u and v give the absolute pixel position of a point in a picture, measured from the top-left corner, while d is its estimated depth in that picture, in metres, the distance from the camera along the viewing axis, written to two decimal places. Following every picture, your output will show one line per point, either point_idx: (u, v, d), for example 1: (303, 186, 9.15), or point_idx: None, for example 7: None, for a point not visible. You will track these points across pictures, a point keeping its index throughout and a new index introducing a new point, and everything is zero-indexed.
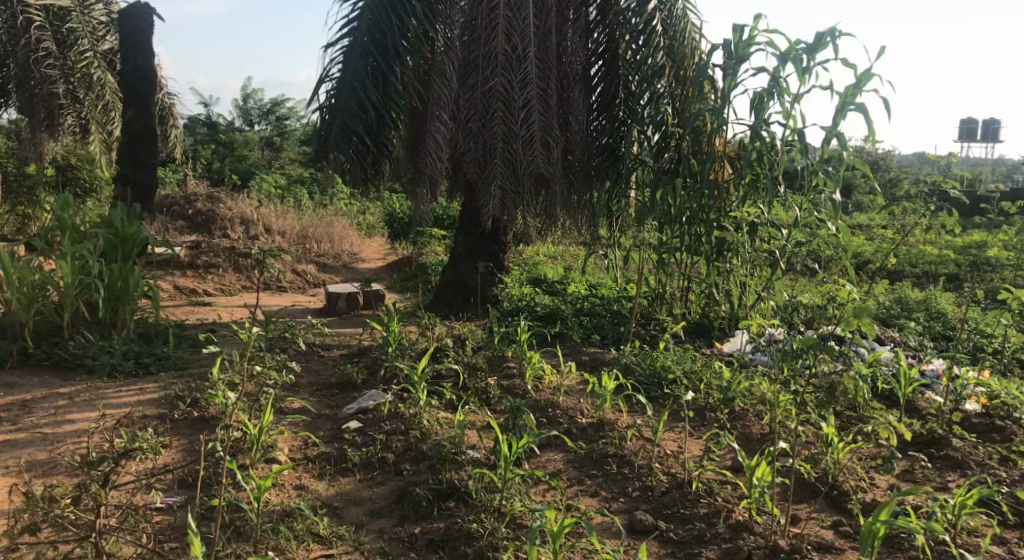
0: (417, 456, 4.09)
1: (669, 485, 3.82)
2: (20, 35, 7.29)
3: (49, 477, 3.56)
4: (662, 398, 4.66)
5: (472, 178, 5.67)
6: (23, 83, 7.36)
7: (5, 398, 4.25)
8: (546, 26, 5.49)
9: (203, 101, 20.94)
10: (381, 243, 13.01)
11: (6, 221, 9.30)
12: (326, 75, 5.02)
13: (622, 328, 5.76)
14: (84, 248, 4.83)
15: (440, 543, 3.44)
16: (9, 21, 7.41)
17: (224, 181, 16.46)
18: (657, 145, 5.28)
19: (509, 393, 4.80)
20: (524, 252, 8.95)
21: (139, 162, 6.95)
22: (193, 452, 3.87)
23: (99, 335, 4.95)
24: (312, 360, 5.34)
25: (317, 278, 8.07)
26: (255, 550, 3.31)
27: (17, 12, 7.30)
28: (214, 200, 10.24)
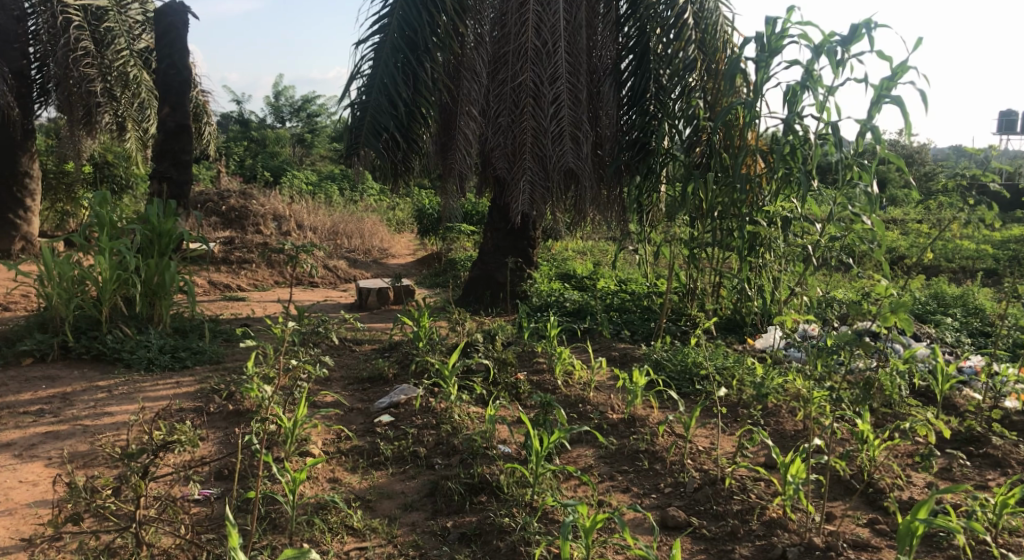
0: (448, 450, 4.11)
1: (702, 481, 3.81)
2: (60, 35, 7.43)
3: (90, 468, 3.63)
4: (694, 394, 4.65)
5: (501, 174, 5.66)
6: (62, 81, 7.49)
7: (47, 391, 4.35)
8: (576, 21, 5.49)
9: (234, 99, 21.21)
10: (411, 238, 13.11)
11: (46, 218, 9.50)
12: (357, 71, 5.04)
13: (652, 323, 5.74)
14: (122, 244, 4.91)
15: (473, 536, 3.45)
16: (50, 21, 7.53)
17: (256, 178, 16.68)
18: (689, 139, 5.21)
19: (539, 388, 4.80)
20: (553, 247, 8.96)
21: (174, 159, 7.04)
22: (230, 445, 3.93)
23: (136, 329, 5.04)
24: (344, 355, 5.40)
25: (348, 273, 8.14)
26: (290, 543, 3.35)
27: (57, 12, 7.46)
28: (247, 196, 10.38)
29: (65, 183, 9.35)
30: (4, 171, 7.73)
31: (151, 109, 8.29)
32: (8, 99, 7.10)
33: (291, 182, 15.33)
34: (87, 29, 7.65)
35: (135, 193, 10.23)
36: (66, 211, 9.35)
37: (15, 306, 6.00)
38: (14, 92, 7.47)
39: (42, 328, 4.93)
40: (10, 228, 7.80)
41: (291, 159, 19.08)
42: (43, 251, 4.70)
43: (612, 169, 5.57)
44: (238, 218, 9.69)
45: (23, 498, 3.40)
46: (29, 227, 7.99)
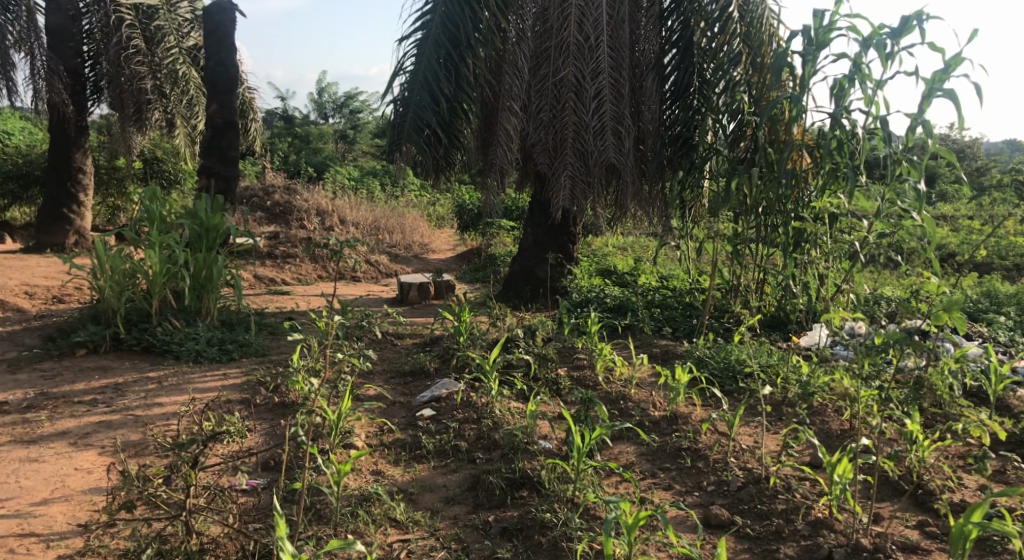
0: (489, 445, 4.13)
1: (746, 480, 3.77)
2: (111, 33, 7.64)
3: (141, 457, 3.71)
4: (737, 392, 4.60)
5: (543, 169, 5.65)
6: (114, 79, 7.74)
7: (99, 381, 4.46)
8: (619, 16, 5.47)
9: (278, 95, 21.49)
10: (450, 233, 13.16)
11: (98, 213, 9.77)
12: (399, 67, 5.06)
13: (694, 320, 5.70)
14: (172, 238, 5.00)
15: (515, 531, 3.46)
16: (103, 20, 7.71)
17: (300, 173, 16.91)
18: (733, 135, 5.06)
19: (580, 384, 4.79)
20: (593, 243, 8.93)
21: (221, 155, 7.14)
22: (276, 437, 3.99)
23: (184, 321, 5.15)
24: (386, 348, 5.45)
25: (389, 268, 8.21)
26: (335, 534, 3.39)
27: (110, 11, 7.63)
28: (291, 192, 10.53)
29: (116, 178, 9.60)
30: (58, 167, 7.95)
31: (200, 106, 8.47)
32: (63, 96, 7.31)
33: (334, 179, 15.54)
34: (138, 27, 7.84)
35: (183, 188, 10.45)
36: (117, 206, 9.61)
37: (69, 300, 6.23)
38: (68, 89, 7.68)
39: (95, 320, 5.06)
40: (64, 222, 8.04)
41: (333, 155, 19.32)
42: (96, 245, 4.81)
43: (655, 165, 5.53)
44: (282, 213, 9.85)
45: (79, 485, 3.49)
46: (81, 221, 8.21)
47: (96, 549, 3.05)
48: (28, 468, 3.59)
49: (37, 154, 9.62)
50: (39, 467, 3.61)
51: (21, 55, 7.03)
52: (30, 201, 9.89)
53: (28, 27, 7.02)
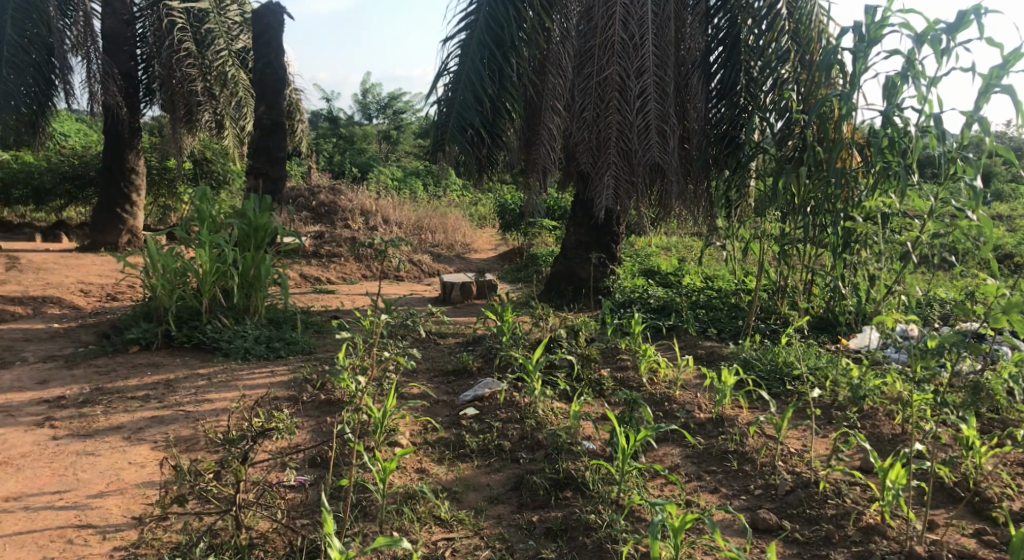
0: (533, 445, 4.13)
1: (794, 484, 3.70)
2: (164, 36, 7.85)
3: (192, 452, 3.78)
4: (785, 394, 4.54)
5: (585, 168, 5.67)
6: (166, 82, 8.00)
7: (151, 377, 4.56)
8: (665, 14, 5.45)
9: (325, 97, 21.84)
10: (493, 233, 13.19)
11: (150, 213, 10.06)
12: (444, 68, 5.08)
13: (740, 321, 5.62)
14: (221, 237, 5.10)
15: (559, 531, 3.45)
16: (155, 23, 7.93)
17: (345, 174, 17.18)
18: (781, 133, 4.95)
19: (624, 385, 4.75)
20: (636, 243, 8.88)
21: (270, 155, 7.22)
22: (323, 434, 4.03)
23: (233, 319, 5.23)
24: (429, 347, 5.48)
25: (432, 268, 8.27)
26: (381, 530, 3.40)
27: (162, 15, 7.82)
28: (336, 192, 10.68)
29: (167, 179, 9.87)
30: (110, 168, 8.15)
31: (246, 108, 8.64)
32: (116, 99, 7.57)
33: (379, 179, 15.75)
34: (189, 30, 8.02)
35: (232, 188, 10.66)
36: (168, 206, 9.90)
37: (122, 297, 6.39)
38: (122, 92, 7.85)
39: (147, 317, 5.18)
40: (118, 222, 8.23)
41: (377, 155, 19.57)
42: (149, 244, 4.91)
43: (700, 164, 5.47)
44: (328, 213, 9.98)
45: (133, 478, 3.57)
46: (135, 220, 8.40)
47: (149, 542, 3.10)
48: (85, 461, 3.68)
49: (91, 155, 9.88)
50: (94, 460, 3.70)
51: (78, 59, 7.27)
52: (85, 200, 10.18)
53: (85, 32, 7.28)
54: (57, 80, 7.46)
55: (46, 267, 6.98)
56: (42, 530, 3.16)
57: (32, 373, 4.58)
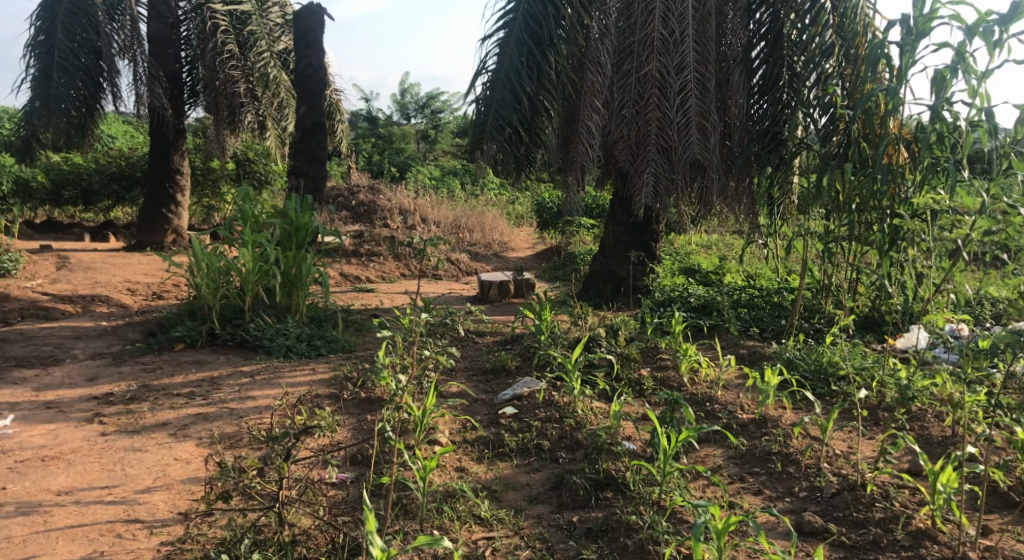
0: (573, 445, 4.11)
1: (841, 487, 3.62)
2: (208, 38, 8.01)
3: (236, 449, 3.82)
4: (830, 395, 4.45)
5: (624, 166, 5.66)
6: (210, 83, 8.15)
7: (196, 374, 4.64)
8: (706, 9, 5.40)
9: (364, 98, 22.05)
10: (530, 232, 13.19)
11: (194, 213, 10.27)
12: (482, 67, 5.08)
13: (782, 320, 5.53)
14: (263, 236, 5.17)
15: (599, 532, 3.42)
16: (200, 26, 8.08)
17: (384, 173, 17.32)
18: (825, 129, 4.84)
19: (664, 385, 4.70)
20: (676, 241, 8.80)
21: (311, 156, 7.30)
22: (364, 432, 4.05)
23: (275, 317, 5.29)
24: (468, 346, 5.49)
25: (470, 267, 8.30)
26: (421, 529, 3.41)
27: (206, 18, 7.98)
28: (375, 191, 10.75)
29: (210, 180, 10.06)
30: (156, 169, 8.32)
31: (289, 109, 8.75)
32: (162, 101, 7.71)
33: (418, 179, 15.86)
34: (232, 32, 8.15)
35: (273, 188, 10.82)
36: (211, 206, 10.09)
37: (168, 296, 6.48)
38: (167, 94, 8.01)
39: (192, 315, 5.27)
40: (163, 222, 8.39)
41: (415, 155, 19.70)
42: (193, 243, 5.00)
43: (741, 161, 5.40)
44: (367, 213, 10.03)
45: (179, 474, 3.62)
46: (179, 221, 8.55)
47: (195, 537, 3.14)
48: (133, 457, 3.75)
49: (139, 156, 10.09)
50: (142, 456, 3.77)
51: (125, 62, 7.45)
52: (131, 201, 10.42)
53: (132, 35, 7.42)
54: (107, 83, 7.69)
55: (95, 267, 7.14)
56: (92, 524, 3.20)
57: (82, 370, 4.69)
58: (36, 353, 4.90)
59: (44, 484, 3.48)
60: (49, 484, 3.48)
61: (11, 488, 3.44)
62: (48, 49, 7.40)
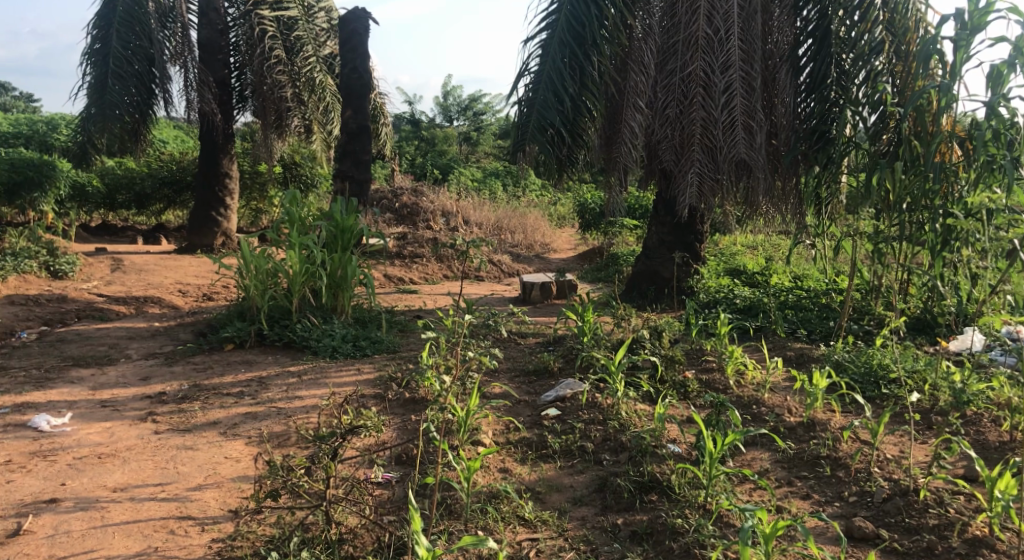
0: (617, 447, 4.08)
1: (892, 492, 3.53)
2: (256, 44, 8.17)
3: (284, 449, 3.88)
4: (880, 399, 4.35)
5: (668, 166, 5.64)
6: (258, 88, 8.31)
7: (245, 374, 4.73)
8: (751, 7, 5.33)
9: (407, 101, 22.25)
10: (573, 233, 13.16)
11: (241, 216, 10.49)
12: (525, 68, 5.09)
13: (831, 322, 5.43)
14: (309, 238, 5.26)
15: (645, 535, 3.40)
16: (248, 32, 8.22)
17: (427, 175, 17.46)
18: (875, 127, 4.74)
19: (709, 388, 4.64)
20: (721, 242, 8.71)
21: (356, 159, 7.39)
22: (408, 432, 4.09)
23: (322, 318, 5.37)
24: (510, 347, 5.51)
25: (512, 268, 8.32)
26: (466, 529, 3.42)
27: (254, 24, 8.08)
28: (417, 193, 10.84)
29: (258, 183, 10.27)
30: (206, 172, 8.50)
31: (334, 113, 8.95)
32: (212, 107, 7.85)
33: (461, 180, 15.96)
34: (279, 38, 8.30)
35: (318, 191, 10.99)
36: (258, 209, 10.30)
37: (217, 297, 6.62)
38: (216, 99, 8.16)
39: (241, 316, 5.38)
40: (213, 224, 8.56)
41: (457, 156, 19.84)
42: (243, 246, 5.11)
43: (788, 160, 5.33)
44: (410, 215, 10.12)
45: (229, 473, 3.69)
46: (228, 223, 8.72)
47: (245, 534, 3.19)
48: (184, 455, 3.83)
49: (188, 161, 10.34)
50: (193, 455, 3.85)
51: (177, 69, 7.62)
52: (182, 205, 10.68)
53: (184, 42, 7.57)
54: (158, 89, 7.88)
55: (147, 269, 7.33)
56: (146, 520, 3.28)
57: (135, 370, 4.81)
58: (91, 353, 5.04)
59: (100, 481, 3.57)
60: (105, 481, 3.57)
61: (69, 484, 3.54)
62: (103, 56, 7.61)
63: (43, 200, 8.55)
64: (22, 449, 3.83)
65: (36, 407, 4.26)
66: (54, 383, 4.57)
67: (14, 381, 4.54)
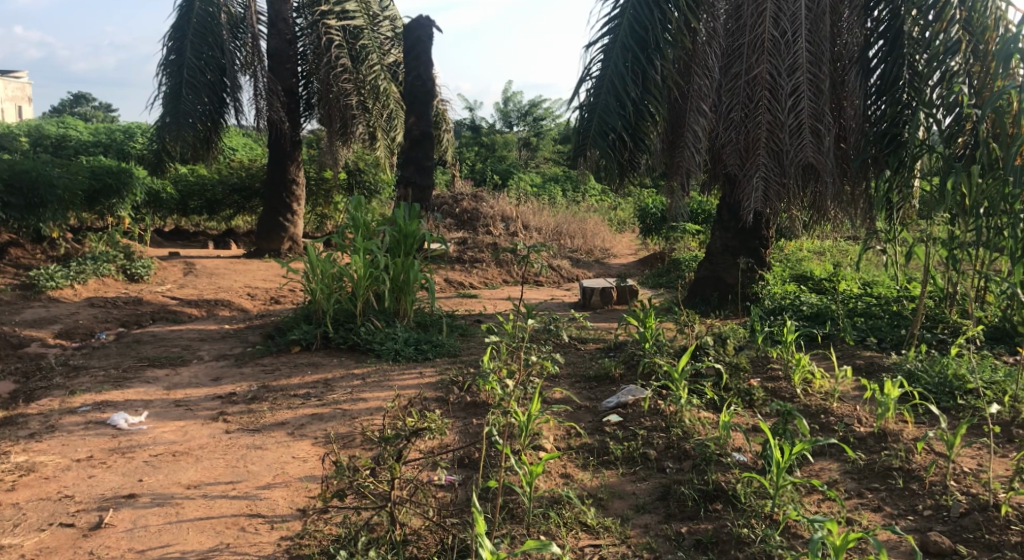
0: (680, 454, 4.03)
1: (970, 506, 3.40)
2: (324, 52, 8.42)
3: (350, 449, 3.95)
4: (956, 409, 4.21)
5: (733, 170, 5.58)
6: (325, 96, 8.52)
7: (312, 376, 4.84)
8: (820, 8, 5.23)
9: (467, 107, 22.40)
10: (634, 238, 13.07)
11: (307, 221, 10.78)
12: (586, 74, 5.09)
13: (902, 330, 5.29)
14: (374, 243, 5.34)
15: (709, 544, 3.34)
16: (316, 42, 8.52)
17: (487, 181, 17.56)
18: (950, 129, 4.59)
19: (775, 396, 4.56)
20: (787, 247, 8.55)
21: (418, 165, 7.49)
22: (469, 435, 4.11)
23: (384, 322, 5.46)
24: (571, 352, 5.51)
25: (571, 273, 8.33)
26: (528, 533, 3.41)
27: (322, 33, 8.38)
28: (478, 198, 10.90)
29: (323, 190, 10.55)
30: (274, 179, 8.72)
31: (398, 119, 9.03)
32: (280, 114, 8.07)
33: (520, 186, 16.00)
34: (345, 47, 8.51)
35: (381, 197, 11.17)
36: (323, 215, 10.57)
37: (284, 300, 6.78)
38: (285, 107, 8.40)
39: (307, 319, 5.51)
40: (280, 229, 8.76)
41: (516, 162, 19.90)
42: (309, 251, 5.23)
43: (858, 164, 5.22)
44: (470, 220, 10.21)
45: (297, 472, 3.77)
46: (295, 228, 8.91)
47: (312, 533, 3.25)
48: (254, 454, 3.93)
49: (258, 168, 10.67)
50: (262, 454, 3.95)
51: (247, 78, 7.89)
52: (248, 210, 11.00)
53: (253, 52, 7.84)
54: (229, 98, 8.14)
55: (217, 272, 7.56)
56: (218, 517, 3.37)
57: (207, 371, 4.96)
58: (165, 354, 5.21)
59: (175, 478, 3.68)
60: (179, 479, 3.68)
61: (146, 481, 3.66)
62: (177, 67, 7.90)
63: (120, 206, 8.90)
64: (102, 445, 3.99)
65: (115, 405, 4.43)
66: (131, 382, 4.74)
67: (94, 380, 4.73)
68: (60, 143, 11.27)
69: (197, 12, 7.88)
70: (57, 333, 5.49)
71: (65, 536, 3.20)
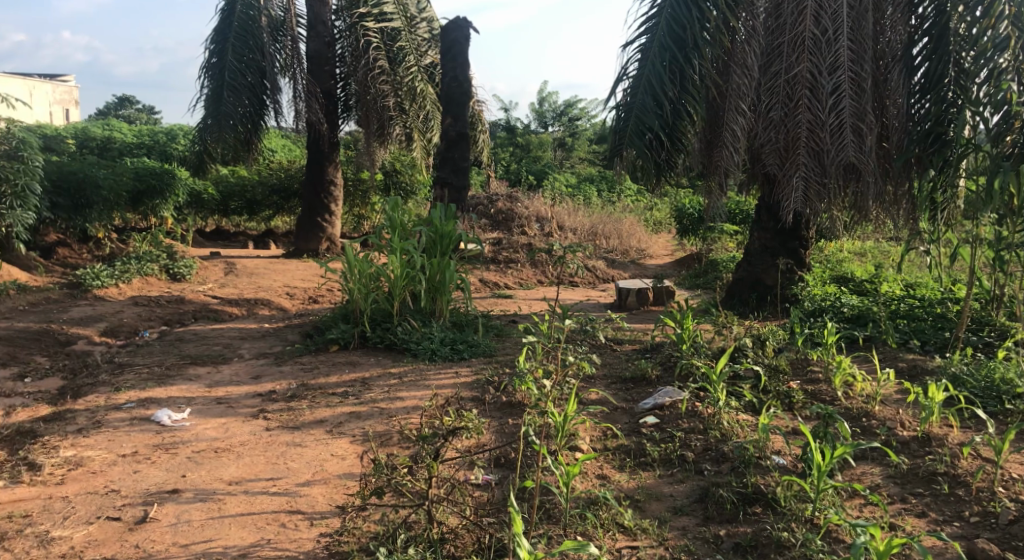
0: (718, 457, 3.99)
1: (1020, 514, 3.31)
2: (361, 55, 8.51)
3: (388, 448, 3.97)
4: (1003, 415, 4.11)
5: (772, 170, 5.54)
6: (362, 98, 8.62)
7: (349, 375, 4.88)
8: (863, 6, 5.16)
9: (502, 108, 22.42)
10: (671, 239, 12.98)
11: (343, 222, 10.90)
12: (624, 73, 5.09)
13: (946, 333, 5.19)
14: (410, 244, 5.38)
15: (748, 548, 3.31)
16: (353, 44, 8.62)
17: (521, 181, 17.56)
18: (998, 128, 4.48)
19: (815, 399, 4.51)
20: (827, 248, 8.43)
21: (455, 166, 7.52)
22: (506, 435, 4.11)
23: (421, 322, 5.49)
24: (607, 353, 5.50)
25: (606, 274, 8.31)
26: (565, 533, 3.41)
27: (359, 36, 8.47)
28: (513, 199, 10.91)
29: (360, 190, 10.66)
30: (311, 180, 8.83)
31: (433, 120, 9.08)
32: (318, 116, 8.16)
33: (556, 187, 15.98)
34: (382, 49, 8.59)
35: (417, 197, 11.24)
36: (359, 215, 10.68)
37: (320, 300, 6.86)
38: (323, 109, 8.50)
39: (344, 319, 5.56)
40: (317, 230, 8.86)
41: (550, 163, 19.85)
42: (346, 250, 5.28)
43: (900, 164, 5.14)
44: (505, 220, 10.23)
45: (335, 470, 3.81)
46: (332, 229, 9.00)
47: (351, 530, 3.28)
48: (293, 452, 3.98)
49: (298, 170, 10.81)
50: (301, 451, 4.00)
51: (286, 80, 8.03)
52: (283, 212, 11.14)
53: (293, 55, 7.96)
54: (269, 100, 8.27)
55: (255, 272, 7.66)
56: (259, 513, 3.42)
57: (246, 369, 5.04)
58: (206, 353, 5.30)
59: (217, 474, 3.74)
60: (221, 475, 3.74)
61: (188, 476, 3.73)
62: (218, 70, 8.05)
63: (162, 206, 9.08)
64: (147, 441, 4.07)
65: (158, 402, 4.51)
66: (174, 379, 4.83)
67: (138, 377, 4.83)
68: (105, 146, 11.54)
69: (238, 16, 8.03)
70: (102, 331, 5.61)
71: (112, 529, 3.27)
